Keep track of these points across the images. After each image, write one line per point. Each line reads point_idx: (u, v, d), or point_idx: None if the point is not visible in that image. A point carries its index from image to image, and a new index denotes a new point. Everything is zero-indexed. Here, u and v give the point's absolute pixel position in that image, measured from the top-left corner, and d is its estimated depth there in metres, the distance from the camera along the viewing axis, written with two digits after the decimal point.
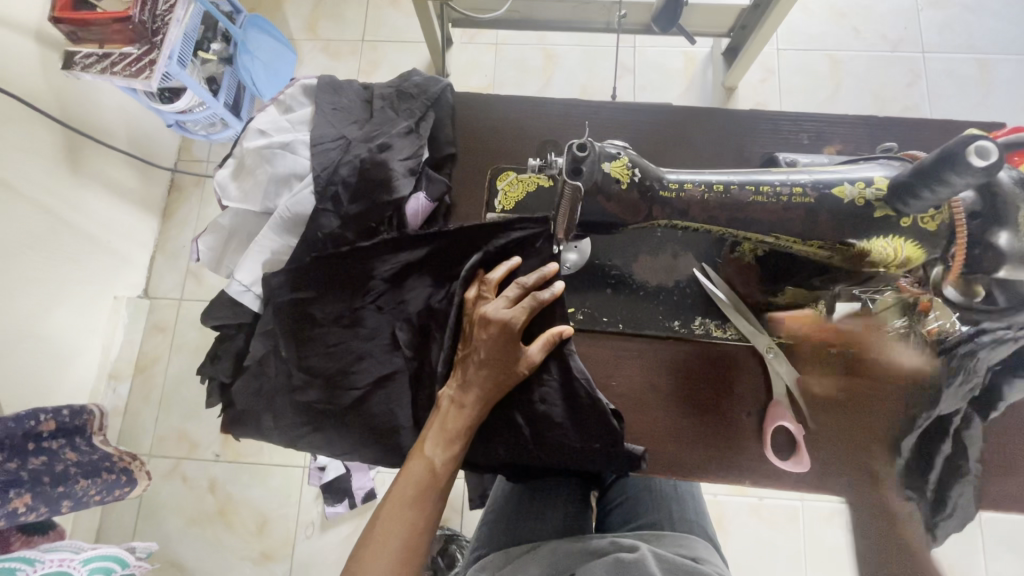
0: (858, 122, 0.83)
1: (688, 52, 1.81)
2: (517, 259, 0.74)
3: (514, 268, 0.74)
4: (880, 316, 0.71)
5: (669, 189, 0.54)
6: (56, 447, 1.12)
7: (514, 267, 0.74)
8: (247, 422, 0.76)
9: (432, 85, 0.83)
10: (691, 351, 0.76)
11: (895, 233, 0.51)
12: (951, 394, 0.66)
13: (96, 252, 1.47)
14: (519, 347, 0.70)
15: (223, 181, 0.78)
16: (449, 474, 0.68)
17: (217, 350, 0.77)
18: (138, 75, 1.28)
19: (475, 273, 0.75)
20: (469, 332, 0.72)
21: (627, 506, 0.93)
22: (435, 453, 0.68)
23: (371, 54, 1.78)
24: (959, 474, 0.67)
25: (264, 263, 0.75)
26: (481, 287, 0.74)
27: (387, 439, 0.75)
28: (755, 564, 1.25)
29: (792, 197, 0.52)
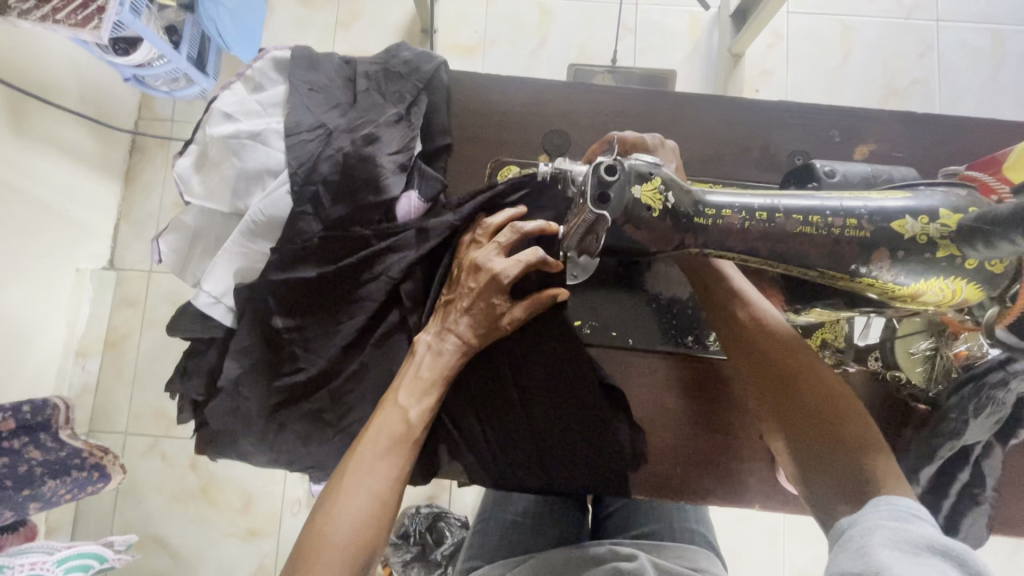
0: (893, 117, 0.76)
1: (694, 12, 1.68)
2: (522, 207, 0.66)
3: (517, 217, 0.66)
4: (906, 337, 0.67)
5: (705, 215, 0.47)
6: (18, 446, 1.05)
7: (517, 216, 0.66)
8: (225, 440, 0.69)
9: (424, 63, 0.73)
10: (700, 369, 0.74)
11: (957, 275, 0.45)
12: (980, 426, 0.62)
13: (54, 225, 1.34)
14: (506, 299, 0.64)
15: (185, 173, 0.68)
16: (424, 427, 0.60)
17: (185, 366, 0.70)
18: (85, 24, 1.12)
19: (476, 217, 0.68)
20: (456, 275, 0.66)
21: (625, 513, 0.90)
22: (410, 403, 0.60)
23: (349, 3, 1.61)
24: (975, 503, 0.65)
25: (235, 272, 0.67)
26: (476, 232, 0.67)
27: None
28: (734, 538, 1.21)
29: (845, 229, 0.46)
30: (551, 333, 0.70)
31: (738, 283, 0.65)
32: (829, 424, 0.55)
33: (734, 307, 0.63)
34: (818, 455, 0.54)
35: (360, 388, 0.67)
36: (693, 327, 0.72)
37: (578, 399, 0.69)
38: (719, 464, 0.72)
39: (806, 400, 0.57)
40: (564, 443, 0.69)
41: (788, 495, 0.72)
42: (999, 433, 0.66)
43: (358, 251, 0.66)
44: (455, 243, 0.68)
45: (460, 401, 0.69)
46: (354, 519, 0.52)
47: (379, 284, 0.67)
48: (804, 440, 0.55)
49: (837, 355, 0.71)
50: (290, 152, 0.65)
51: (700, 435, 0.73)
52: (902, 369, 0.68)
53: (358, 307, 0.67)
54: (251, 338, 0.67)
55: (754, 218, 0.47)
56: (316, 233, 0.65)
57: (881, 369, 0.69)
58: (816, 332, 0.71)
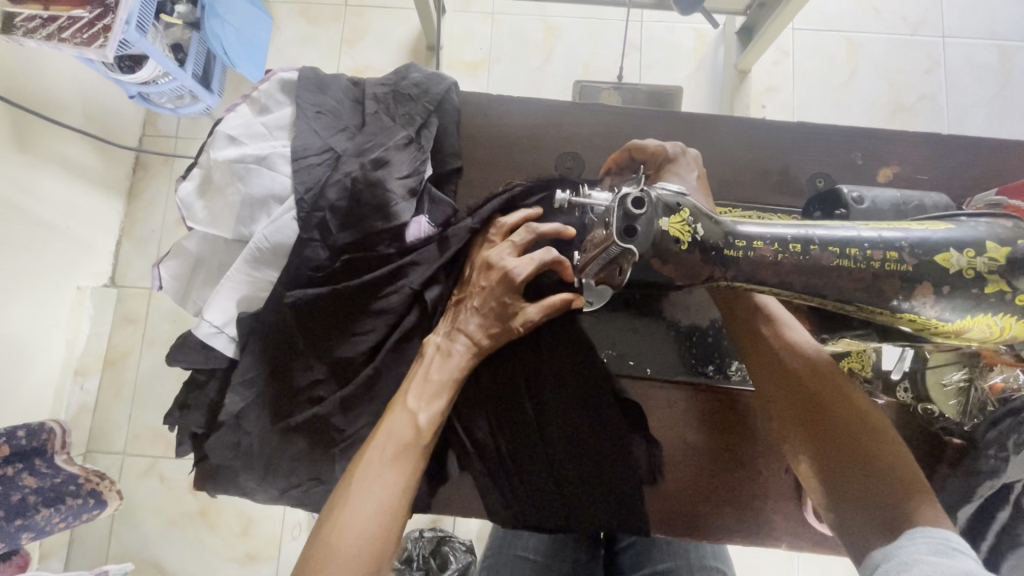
0: (917, 138, 0.74)
1: (700, 29, 1.68)
2: (536, 208, 0.64)
3: (531, 218, 0.65)
4: (937, 367, 0.64)
5: (736, 248, 0.44)
6: (12, 472, 1.02)
7: (531, 217, 0.65)
8: (226, 474, 0.66)
9: (435, 84, 0.71)
10: (723, 399, 0.71)
11: (1006, 311, 0.42)
12: (1022, 463, 0.59)
13: (53, 245, 1.33)
14: (519, 298, 0.61)
15: (187, 198, 0.66)
16: (434, 431, 0.56)
17: (185, 398, 0.66)
18: (91, 43, 1.12)
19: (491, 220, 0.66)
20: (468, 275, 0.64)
21: (639, 549, 0.85)
22: (419, 406, 0.56)
23: (355, 22, 1.63)
24: (1018, 544, 0.61)
25: (239, 301, 0.64)
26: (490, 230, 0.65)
27: None
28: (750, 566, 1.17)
29: (885, 263, 0.43)
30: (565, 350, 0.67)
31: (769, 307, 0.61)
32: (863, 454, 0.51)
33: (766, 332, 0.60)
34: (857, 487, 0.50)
35: (368, 412, 0.63)
36: (713, 356, 0.69)
37: (592, 426, 0.66)
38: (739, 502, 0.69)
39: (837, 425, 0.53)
40: (586, 474, 0.66)
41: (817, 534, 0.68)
42: None
43: (367, 273, 0.64)
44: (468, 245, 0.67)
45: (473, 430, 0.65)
46: (361, 533, 0.47)
47: (390, 298, 0.64)
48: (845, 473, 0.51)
49: (866, 385, 0.68)
50: (296, 177, 0.63)
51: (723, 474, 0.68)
52: (935, 401, 0.65)
53: (365, 329, 0.63)
54: (254, 372, 0.63)
55: (787, 250, 0.44)
56: (322, 260, 0.63)
57: (912, 402, 0.67)
58: (843, 360, 0.68)
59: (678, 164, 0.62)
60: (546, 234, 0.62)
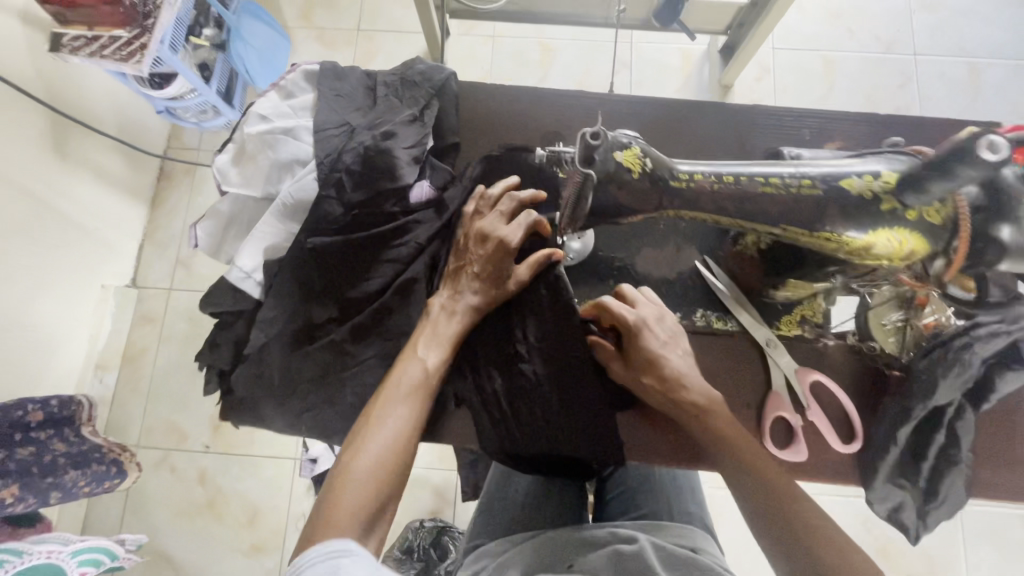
0: (857, 119, 0.84)
1: (686, 48, 1.82)
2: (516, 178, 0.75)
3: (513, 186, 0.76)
4: (878, 309, 0.74)
5: (680, 179, 0.54)
6: (44, 437, 1.10)
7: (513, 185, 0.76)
8: (249, 406, 0.75)
9: (436, 74, 0.82)
10: (694, 344, 0.77)
11: (902, 224, 0.51)
12: (948, 386, 0.67)
13: (83, 243, 1.44)
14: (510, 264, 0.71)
15: (223, 166, 0.76)
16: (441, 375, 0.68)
17: (215, 338, 0.76)
18: (129, 58, 1.26)
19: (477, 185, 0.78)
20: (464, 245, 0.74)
21: (626, 496, 0.94)
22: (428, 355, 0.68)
23: (367, 44, 1.81)
24: (951, 463, 0.69)
25: (265, 250, 0.74)
26: (478, 204, 0.75)
27: None
28: None
29: (801, 188, 0.53)
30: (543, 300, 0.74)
31: (656, 336, 0.71)
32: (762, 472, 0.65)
33: (657, 365, 0.70)
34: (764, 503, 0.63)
35: (375, 342, 0.73)
36: (681, 304, 0.77)
37: (569, 375, 0.74)
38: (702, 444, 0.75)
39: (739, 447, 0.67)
40: (568, 413, 0.74)
41: None
42: (970, 397, 0.70)
43: (377, 229, 0.74)
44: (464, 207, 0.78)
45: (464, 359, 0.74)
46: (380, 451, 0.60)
47: (398, 251, 0.74)
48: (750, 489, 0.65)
49: (816, 329, 0.76)
50: (318, 146, 0.74)
51: (668, 460, 0.75)
52: (876, 339, 0.74)
53: (373, 279, 0.73)
54: (275, 309, 0.72)
55: (722, 181, 0.54)
56: (336, 215, 0.72)
57: (858, 342, 0.76)
58: (796, 308, 0.77)
59: None
60: (525, 201, 0.74)
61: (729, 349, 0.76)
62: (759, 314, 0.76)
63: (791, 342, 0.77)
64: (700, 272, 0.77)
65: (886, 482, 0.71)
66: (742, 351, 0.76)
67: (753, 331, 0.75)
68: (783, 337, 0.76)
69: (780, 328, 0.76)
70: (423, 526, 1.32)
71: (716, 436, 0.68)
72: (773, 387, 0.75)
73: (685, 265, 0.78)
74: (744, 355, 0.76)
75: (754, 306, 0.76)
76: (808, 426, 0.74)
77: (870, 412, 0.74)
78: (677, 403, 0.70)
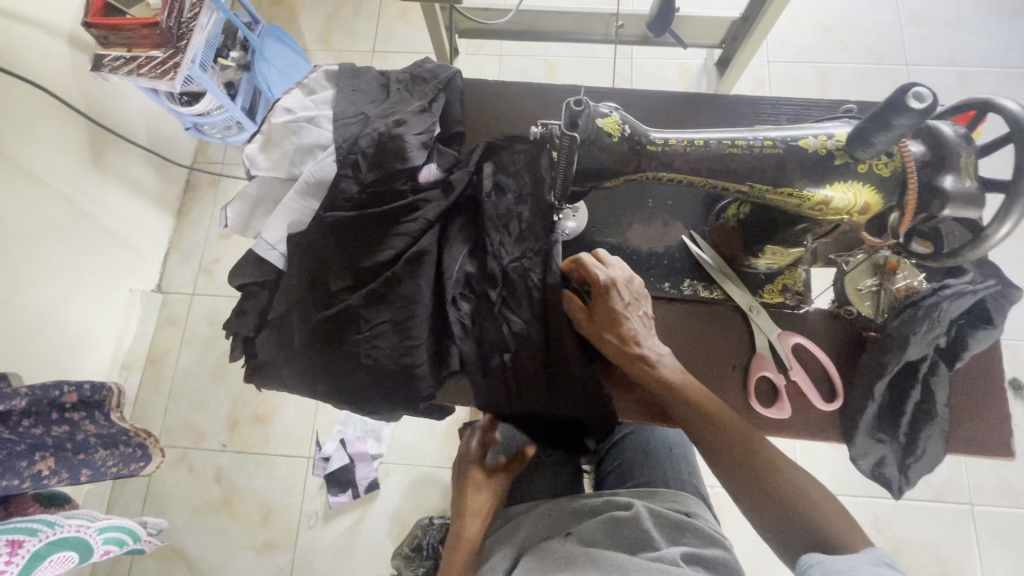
0: (831, 108, 0.90)
1: (683, 62, 1.91)
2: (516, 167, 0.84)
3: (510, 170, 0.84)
4: (855, 275, 0.79)
5: (654, 144, 0.61)
6: (77, 418, 1.16)
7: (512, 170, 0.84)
8: (267, 373, 0.81)
9: (443, 71, 0.91)
10: (681, 311, 0.82)
11: (854, 178, 0.58)
12: (920, 340, 0.70)
13: (114, 246, 1.54)
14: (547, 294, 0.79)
15: (252, 154, 0.85)
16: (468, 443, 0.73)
17: (242, 307, 0.83)
18: (163, 76, 1.39)
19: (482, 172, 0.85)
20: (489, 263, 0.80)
21: (622, 469, 1.00)
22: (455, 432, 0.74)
23: (381, 63, 1.93)
24: (930, 419, 0.72)
25: (289, 225, 0.82)
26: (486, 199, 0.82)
27: (401, 377, 0.77)
28: None
29: (764, 148, 0.60)
30: (535, 275, 0.79)
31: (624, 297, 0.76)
32: (730, 437, 0.70)
33: (620, 324, 0.75)
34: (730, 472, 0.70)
35: (387, 307, 0.78)
36: (669, 275, 0.83)
37: (560, 342, 0.79)
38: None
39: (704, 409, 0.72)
40: (568, 380, 0.79)
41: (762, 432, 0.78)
42: (944, 358, 0.74)
43: (389, 208, 0.81)
44: (473, 188, 0.84)
45: (469, 325, 0.80)
46: None
47: (410, 229, 0.80)
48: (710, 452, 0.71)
49: (798, 296, 0.81)
50: (336, 132, 0.82)
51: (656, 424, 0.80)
52: (853, 304, 0.79)
53: (388, 255, 0.80)
54: (296, 279, 0.80)
55: (692, 144, 0.61)
56: (354, 195, 0.81)
57: (838, 308, 0.80)
58: (778, 278, 0.82)
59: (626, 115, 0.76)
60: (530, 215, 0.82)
61: (715, 316, 0.82)
62: (742, 283, 0.81)
63: (773, 308, 0.82)
64: (687, 245, 0.83)
65: (866, 442, 0.74)
66: (726, 317, 0.81)
67: (737, 298, 0.80)
68: (765, 304, 0.81)
69: (763, 296, 0.81)
70: (432, 523, 1.37)
71: (674, 393, 0.73)
72: (757, 349, 0.79)
73: (674, 239, 0.84)
74: (729, 320, 0.81)
75: (738, 276, 0.82)
76: (790, 385, 0.78)
77: (851, 375, 0.78)
78: (638, 362, 0.75)
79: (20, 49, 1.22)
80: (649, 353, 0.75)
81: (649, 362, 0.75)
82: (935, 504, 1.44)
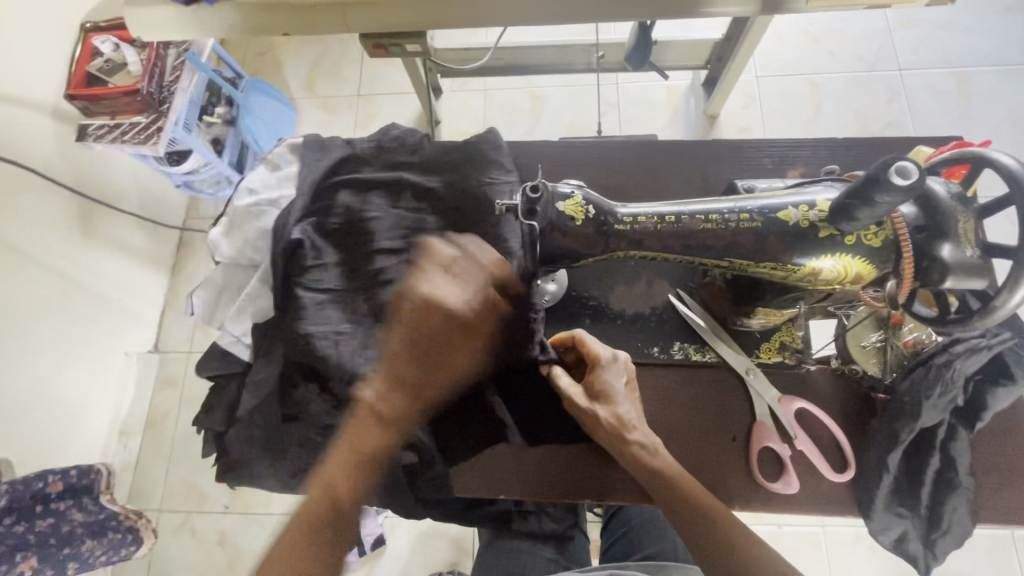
0: (821, 144, 0.85)
1: (669, 85, 1.87)
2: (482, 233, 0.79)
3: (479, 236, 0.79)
4: (857, 330, 0.74)
5: (623, 223, 0.57)
6: (64, 508, 1.11)
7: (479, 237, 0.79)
8: (242, 468, 0.76)
9: (411, 136, 0.88)
10: (671, 376, 0.77)
11: (841, 251, 0.54)
12: (932, 406, 0.64)
13: (106, 313, 1.52)
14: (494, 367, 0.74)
15: (216, 239, 0.82)
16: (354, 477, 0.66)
17: (210, 401, 0.80)
18: (147, 142, 1.39)
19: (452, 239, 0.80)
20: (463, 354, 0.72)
21: (629, 539, 0.96)
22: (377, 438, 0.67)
23: (366, 108, 1.93)
24: (952, 488, 0.66)
25: (253, 313, 0.79)
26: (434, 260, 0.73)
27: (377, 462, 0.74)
28: None
29: (740, 222, 0.56)
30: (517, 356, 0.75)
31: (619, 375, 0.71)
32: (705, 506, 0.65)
33: (615, 409, 0.70)
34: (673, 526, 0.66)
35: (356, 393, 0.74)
36: (658, 338, 0.78)
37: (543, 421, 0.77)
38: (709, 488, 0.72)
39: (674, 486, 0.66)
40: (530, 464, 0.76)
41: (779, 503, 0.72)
42: (962, 418, 0.68)
43: (365, 299, 0.77)
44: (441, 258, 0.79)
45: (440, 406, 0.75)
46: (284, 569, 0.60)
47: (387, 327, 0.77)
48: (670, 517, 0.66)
49: (797, 355, 0.75)
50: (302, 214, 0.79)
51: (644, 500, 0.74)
52: (858, 362, 0.73)
53: (356, 360, 0.74)
54: (266, 373, 0.76)
55: (664, 221, 0.57)
56: (330, 286, 0.78)
57: (841, 366, 0.74)
58: (774, 335, 0.76)
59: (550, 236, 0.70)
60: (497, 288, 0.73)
61: (708, 379, 0.76)
62: (735, 343, 0.76)
63: (772, 369, 0.76)
64: (674, 305, 0.78)
65: (888, 514, 0.67)
66: (721, 379, 0.76)
67: (731, 360, 0.75)
68: (763, 365, 0.76)
69: (761, 355, 0.76)
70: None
71: (653, 475, 0.67)
72: (757, 417, 0.74)
73: (659, 300, 0.79)
74: (723, 383, 0.76)
75: (731, 336, 0.77)
76: (795, 455, 0.72)
77: (862, 436, 0.72)
78: (630, 448, 0.68)
79: (1, 129, 1.21)
80: (642, 437, 0.69)
81: (642, 452, 0.68)
82: (971, 534, 1.35)
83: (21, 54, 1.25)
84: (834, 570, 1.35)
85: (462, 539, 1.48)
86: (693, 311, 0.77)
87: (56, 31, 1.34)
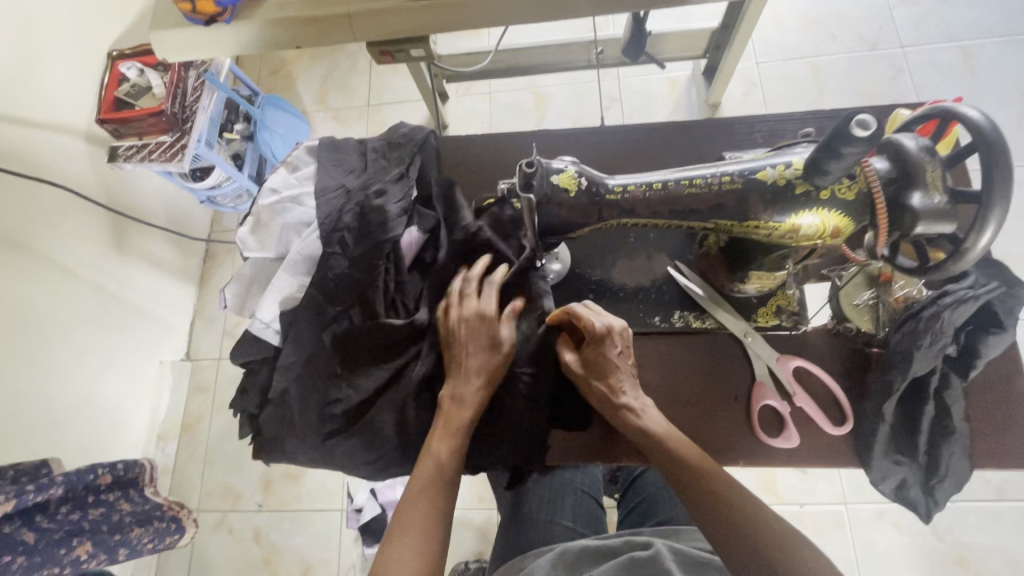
0: (808, 118, 0.89)
1: (670, 77, 1.91)
2: (490, 227, 0.84)
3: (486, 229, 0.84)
4: (849, 290, 0.77)
5: (613, 194, 0.63)
6: (112, 498, 1.20)
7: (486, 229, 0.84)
8: (275, 447, 0.83)
9: (418, 134, 0.93)
10: (675, 343, 0.81)
11: (817, 206, 0.59)
12: (925, 354, 0.66)
13: (140, 322, 1.61)
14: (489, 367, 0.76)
15: (243, 237, 0.88)
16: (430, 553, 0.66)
17: (243, 386, 0.86)
18: (172, 158, 1.47)
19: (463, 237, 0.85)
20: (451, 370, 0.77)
21: (644, 506, 1.00)
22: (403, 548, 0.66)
23: (376, 116, 2.00)
24: (948, 436, 0.69)
25: (282, 301, 0.84)
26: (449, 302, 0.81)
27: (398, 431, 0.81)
28: None
29: (722, 184, 0.61)
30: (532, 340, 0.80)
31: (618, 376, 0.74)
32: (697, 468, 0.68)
33: (610, 375, 0.74)
34: (713, 527, 0.64)
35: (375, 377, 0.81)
36: (658, 308, 0.82)
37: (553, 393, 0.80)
38: (717, 448, 0.75)
39: (679, 453, 0.69)
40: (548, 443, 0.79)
41: (781, 459, 0.75)
42: (956, 368, 0.70)
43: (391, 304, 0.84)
44: (455, 254, 0.85)
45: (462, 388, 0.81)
46: None
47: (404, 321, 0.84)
48: (673, 481, 0.69)
49: (793, 317, 0.79)
50: (327, 217, 0.84)
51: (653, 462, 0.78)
52: (852, 319, 0.76)
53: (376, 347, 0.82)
54: (305, 367, 0.82)
55: (651, 189, 0.63)
56: (353, 286, 0.82)
57: (836, 325, 0.78)
58: (771, 300, 0.80)
59: (588, 308, 0.78)
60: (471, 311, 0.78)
61: (711, 345, 0.80)
62: (733, 309, 0.80)
63: (768, 332, 0.80)
64: (673, 276, 0.82)
65: (886, 463, 0.71)
66: (723, 344, 0.80)
67: (729, 326, 0.79)
68: (761, 329, 0.80)
69: (758, 320, 0.80)
70: (468, 567, 1.38)
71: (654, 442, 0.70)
72: (757, 377, 0.77)
73: (659, 273, 0.83)
74: (725, 349, 0.79)
75: (729, 303, 0.80)
76: (795, 413, 0.76)
77: (859, 391, 0.75)
78: (620, 410, 0.72)
79: (40, 154, 1.30)
80: (633, 402, 0.73)
81: (633, 415, 0.72)
82: (995, 504, 1.34)
83: (56, 83, 1.35)
84: (856, 541, 1.35)
85: (488, 527, 1.49)
86: (693, 282, 0.80)
87: (86, 59, 1.44)
